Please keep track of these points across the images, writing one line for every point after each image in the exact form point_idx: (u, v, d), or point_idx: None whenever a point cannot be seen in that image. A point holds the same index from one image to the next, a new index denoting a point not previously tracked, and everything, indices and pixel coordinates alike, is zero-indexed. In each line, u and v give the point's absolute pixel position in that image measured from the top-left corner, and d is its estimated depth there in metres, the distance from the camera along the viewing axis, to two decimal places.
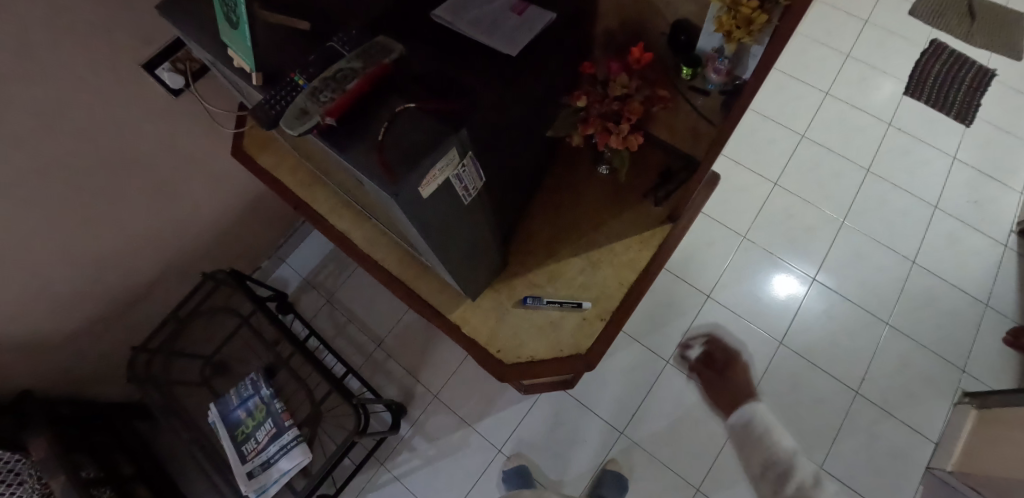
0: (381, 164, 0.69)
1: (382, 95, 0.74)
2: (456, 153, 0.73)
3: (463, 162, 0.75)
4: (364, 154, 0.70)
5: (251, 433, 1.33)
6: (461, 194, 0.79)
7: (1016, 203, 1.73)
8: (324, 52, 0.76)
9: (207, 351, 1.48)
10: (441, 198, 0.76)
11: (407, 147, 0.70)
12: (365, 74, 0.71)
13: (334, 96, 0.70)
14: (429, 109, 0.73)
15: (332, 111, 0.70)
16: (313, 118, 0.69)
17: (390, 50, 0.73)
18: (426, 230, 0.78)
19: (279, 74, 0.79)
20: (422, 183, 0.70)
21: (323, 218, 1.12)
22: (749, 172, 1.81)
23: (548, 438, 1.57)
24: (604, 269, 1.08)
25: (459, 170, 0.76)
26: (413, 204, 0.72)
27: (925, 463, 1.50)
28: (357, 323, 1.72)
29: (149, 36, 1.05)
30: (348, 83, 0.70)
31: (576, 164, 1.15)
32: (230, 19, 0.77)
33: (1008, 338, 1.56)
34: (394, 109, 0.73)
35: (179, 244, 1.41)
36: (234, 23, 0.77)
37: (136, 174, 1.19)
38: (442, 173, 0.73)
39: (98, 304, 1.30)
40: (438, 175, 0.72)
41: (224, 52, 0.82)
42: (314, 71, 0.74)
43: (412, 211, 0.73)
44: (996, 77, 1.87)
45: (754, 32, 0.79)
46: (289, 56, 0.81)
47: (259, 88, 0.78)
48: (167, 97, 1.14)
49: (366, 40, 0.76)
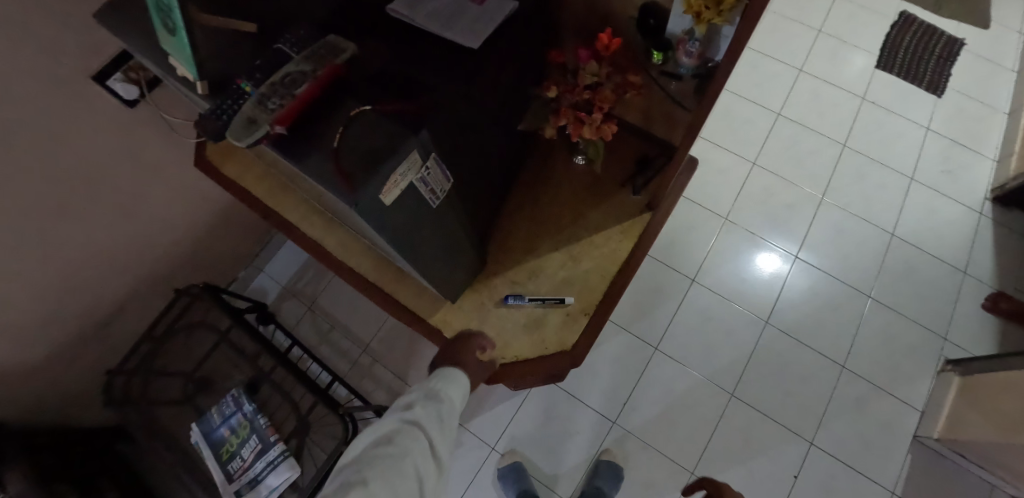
0: (339, 174, 0.66)
1: (336, 98, 0.70)
2: (417, 157, 0.69)
3: (426, 164, 0.71)
4: (320, 164, 0.67)
5: (236, 451, 1.31)
6: (427, 197, 0.76)
7: (989, 170, 1.74)
8: (271, 56, 0.72)
9: (188, 368, 1.39)
10: (408, 202, 0.73)
11: (364, 153, 0.67)
12: (316, 76, 0.68)
13: (282, 103, 0.67)
14: (388, 111, 0.70)
15: (281, 120, 0.67)
16: (261, 128, 0.66)
17: (342, 49, 0.71)
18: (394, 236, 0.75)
19: (227, 82, 0.76)
20: (382, 191, 0.68)
21: (295, 227, 1.09)
22: (727, 153, 1.80)
23: (541, 433, 1.56)
24: (585, 263, 1.06)
25: (423, 173, 0.72)
26: (375, 214, 0.69)
27: (913, 432, 1.51)
28: (340, 329, 1.68)
29: (97, 47, 1.00)
30: (297, 88, 0.67)
31: (551, 157, 1.13)
32: (167, 25, 0.72)
33: (987, 304, 1.58)
34: (350, 113, 0.69)
35: (149, 260, 1.36)
36: (171, 28, 0.71)
37: (97, 192, 1.15)
38: (404, 179, 0.70)
39: (67, 329, 1.25)
40: (400, 180, 0.69)
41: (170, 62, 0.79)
42: (261, 77, 0.70)
43: (376, 218, 0.70)
44: (964, 46, 1.88)
45: (724, 12, 0.77)
46: (238, 64, 0.77)
47: (206, 98, 0.76)
48: (123, 109, 1.09)
49: (316, 41, 0.73)
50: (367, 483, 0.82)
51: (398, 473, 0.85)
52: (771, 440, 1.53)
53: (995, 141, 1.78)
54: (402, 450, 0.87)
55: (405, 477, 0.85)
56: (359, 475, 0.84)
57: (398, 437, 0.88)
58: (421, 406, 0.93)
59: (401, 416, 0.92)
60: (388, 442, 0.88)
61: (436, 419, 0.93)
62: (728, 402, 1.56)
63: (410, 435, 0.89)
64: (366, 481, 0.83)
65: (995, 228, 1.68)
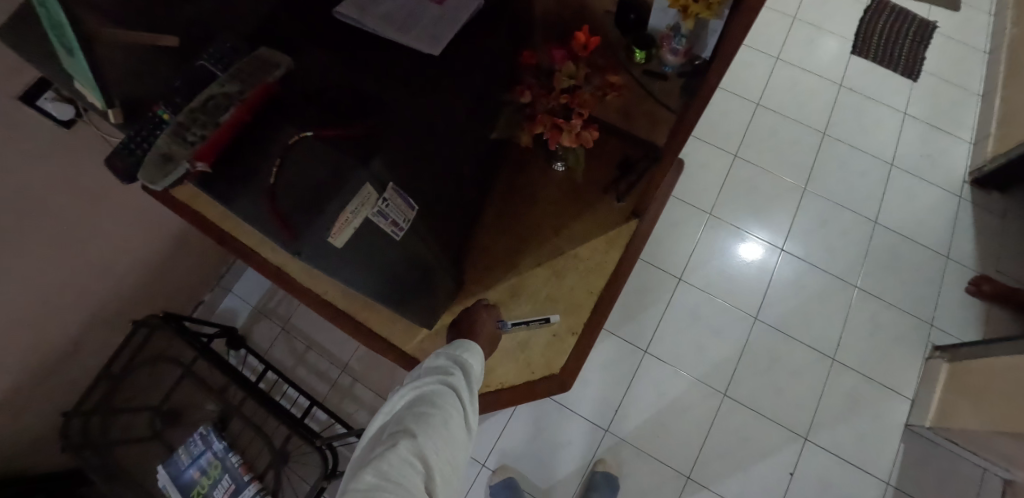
0: (276, 217, 0.60)
1: (271, 123, 0.62)
2: (370, 190, 0.66)
3: (382, 196, 0.68)
4: (252, 204, 0.60)
5: (208, 493, 1.22)
6: (389, 229, 0.71)
7: (966, 153, 1.73)
8: (192, 74, 0.65)
9: (154, 401, 1.33)
10: (367, 238, 0.69)
11: (306, 191, 0.62)
12: (244, 99, 0.59)
13: (203, 135, 0.57)
14: (330, 138, 0.64)
15: (203, 155, 0.58)
16: (179, 166, 0.56)
17: (274, 65, 0.62)
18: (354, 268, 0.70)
19: (141, 105, 0.69)
20: (332, 233, 0.64)
21: (254, 251, 0.99)
22: (707, 146, 1.76)
23: (532, 446, 1.50)
24: (569, 278, 1.01)
25: (381, 206, 0.69)
26: (323, 255, 0.65)
27: (905, 422, 1.49)
28: (316, 350, 1.60)
29: (23, 65, 0.90)
30: (222, 115, 0.58)
31: (529, 165, 1.07)
32: (64, 45, 0.63)
33: (971, 287, 1.57)
34: (287, 141, 0.61)
35: (102, 291, 1.26)
36: (68, 49, 0.63)
37: (35, 222, 1.05)
38: (357, 216, 0.66)
39: (13, 371, 1.15)
40: (352, 217, 0.65)
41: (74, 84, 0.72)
42: (180, 102, 0.64)
43: (327, 259, 0.66)
44: (937, 29, 1.87)
45: (713, 6, 0.71)
46: (159, 84, 0.70)
47: (119, 126, 0.69)
48: (58, 131, 1.00)
49: (243, 56, 0.65)
50: (414, 438, 0.72)
51: (442, 431, 0.75)
52: (767, 438, 1.49)
53: (971, 123, 1.76)
54: (443, 407, 0.77)
55: (450, 436, 0.76)
56: (400, 431, 0.73)
57: (437, 395, 0.79)
58: (456, 366, 0.84)
59: (436, 374, 0.82)
60: (429, 399, 0.78)
61: (473, 380, 0.84)
62: (721, 402, 1.52)
63: (449, 393, 0.79)
64: (409, 436, 0.73)
65: (975, 210, 1.66)
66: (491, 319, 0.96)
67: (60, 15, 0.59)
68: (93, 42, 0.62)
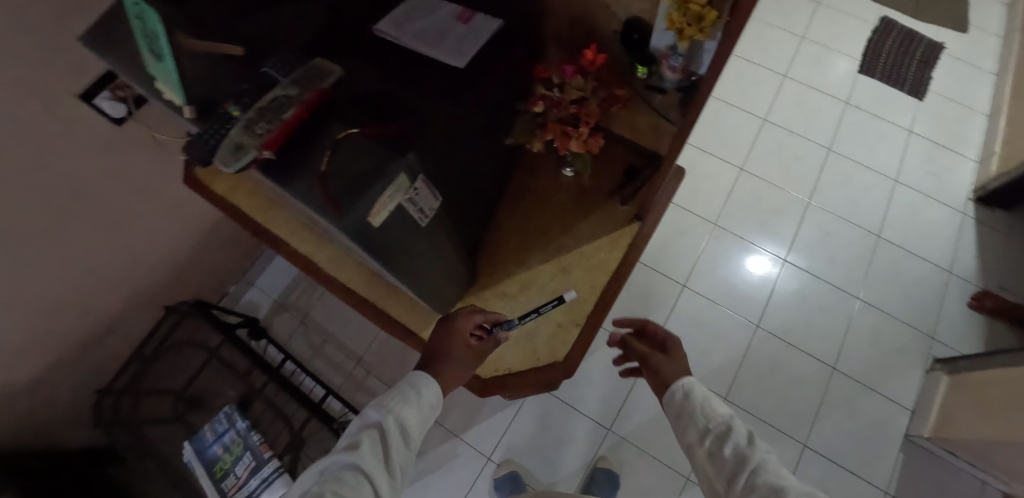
0: (326, 198, 0.67)
1: (322, 121, 0.70)
2: (404, 179, 0.71)
3: (414, 186, 0.74)
4: (307, 189, 0.67)
5: (230, 469, 1.29)
6: (415, 216, 0.78)
7: (971, 171, 1.77)
8: (259, 80, 0.74)
9: (177, 386, 1.37)
10: (395, 223, 0.75)
11: (352, 179, 0.68)
12: (303, 99, 0.68)
13: (269, 128, 0.66)
14: (374, 135, 0.71)
15: (269, 144, 0.66)
16: (248, 152, 0.65)
17: (327, 73, 0.72)
18: (385, 255, 0.77)
19: (213, 104, 0.77)
20: (371, 212, 0.69)
21: (284, 243, 1.09)
22: (715, 159, 1.81)
23: (536, 442, 1.55)
24: (575, 274, 1.08)
25: (412, 194, 0.74)
26: (363, 235, 0.71)
27: (904, 432, 1.52)
28: (332, 342, 1.67)
29: (85, 66, 0.99)
30: (285, 112, 0.67)
31: (540, 170, 1.13)
32: (154, 51, 0.72)
33: (973, 302, 1.61)
34: (337, 136, 0.69)
35: (139, 277, 1.34)
36: (158, 54, 0.72)
37: (84, 211, 1.13)
38: (392, 201, 0.71)
39: (56, 349, 1.24)
40: (388, 202, 0.71)
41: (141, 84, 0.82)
42: (247, 101, 0.71)
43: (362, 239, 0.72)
44: (944, 50, 1.92)
45: (705, 29, 0.78)
46: (227, 86, 0.77)
47: (193, 122, 0.77)
48: (110, 127, 1.09)
49: (300, 64, 0.74)
50: None
51: None
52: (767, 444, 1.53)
53: (976, 143, 1.80)
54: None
55: None
56: None
57: (335, 477, 0.72)
58: (363, 444, 0.76)
59: (340, 456, 0.76)
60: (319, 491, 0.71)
61: (384, 457, 0.76)
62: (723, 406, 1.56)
63: (349, 475, 0.73)
64: None
65: (978, 227, 1.70)
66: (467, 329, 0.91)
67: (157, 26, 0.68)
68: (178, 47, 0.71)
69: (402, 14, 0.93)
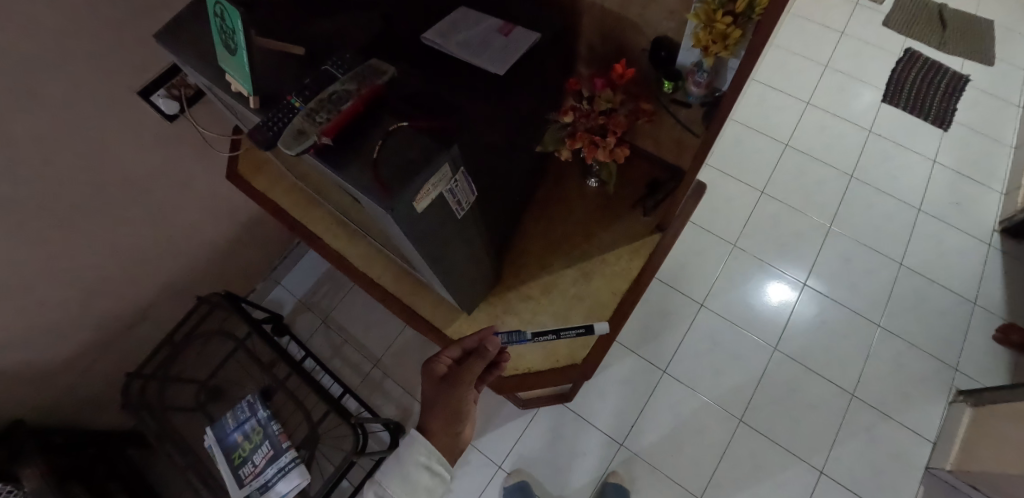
0: (376, 181, 0.71)
1: (376, 116, 0.76)
2: (447, 170, 0.75)
3: (454, 177, 0.77)
4: (358, 172, 0.72)
5: (248, 456, 1.33)
6: (452, 207, 0.82)
7: (997, 203, 1.76)
8: (319, 76, 0.78)
9: (201, 376, 1.44)
10: (434, 211, 0.78)
11: (400, 166, 0.73)
12: (359, 94, 0.74)
13: (330, 117, 0.72)
14: (419, 127, 0.77)
15: (327, 132, 0.73)
16: (310, 138, 0.71)
17: (382, 71, 0.77)
18: (422, 246, 0.81)
19: (276, 97, 0.80)
20: (417, 197, 0.73)
21: (319, 237, 1.25)
22: (735, 182, 1.84)
23: (548, 453, 1.56)
24: (595, 280, 1.14)
25: (451, 185, 0.78)
26: (407, 219, 0.74)
27: (925, 464, 1.49)
28: (353, 343, 1.71)
29: (146, 64, 1.08)
30: (343, 104, 0.73)
31: (566, 179, 1.21)
32: (228, 46, 0.77)
33: (999, 335, 1.59)
34: (388, 128, 0.75)
35: (174, 267, 1.40)
36: (232, 48, 0.77)
37: (129, 200, 1.20)
38: (435, 188, 0.75)
39: (93, 331, 1.30)
40: (431, 189, 0.75)
41: (198, 78, 0.87)
42: (309, 94, 0.76)
43: (406, 224, 0.75)
44: (970, 82, 1.94)
45: (729, 46, 0.83)
46: (285, 82, 0.81)
47: (257, 112, 0.79)
48: (162, 123, 1.16)
49: (359, 64, 0.79)
50: None
51: None
52: (779, 468, 1.51)
53: (1003, 174, 1.80)
54: None
55: None
56: None
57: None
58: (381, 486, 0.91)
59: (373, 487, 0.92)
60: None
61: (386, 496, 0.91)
62: (736, 428, 1.55)
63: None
64: None
65: (1003, 259, 1.69)
66: (456, 348, 0.95)
67: (236, 23, 0.74)
68: (251, 43, 0.76)
69: (445, 25, 0.95)
